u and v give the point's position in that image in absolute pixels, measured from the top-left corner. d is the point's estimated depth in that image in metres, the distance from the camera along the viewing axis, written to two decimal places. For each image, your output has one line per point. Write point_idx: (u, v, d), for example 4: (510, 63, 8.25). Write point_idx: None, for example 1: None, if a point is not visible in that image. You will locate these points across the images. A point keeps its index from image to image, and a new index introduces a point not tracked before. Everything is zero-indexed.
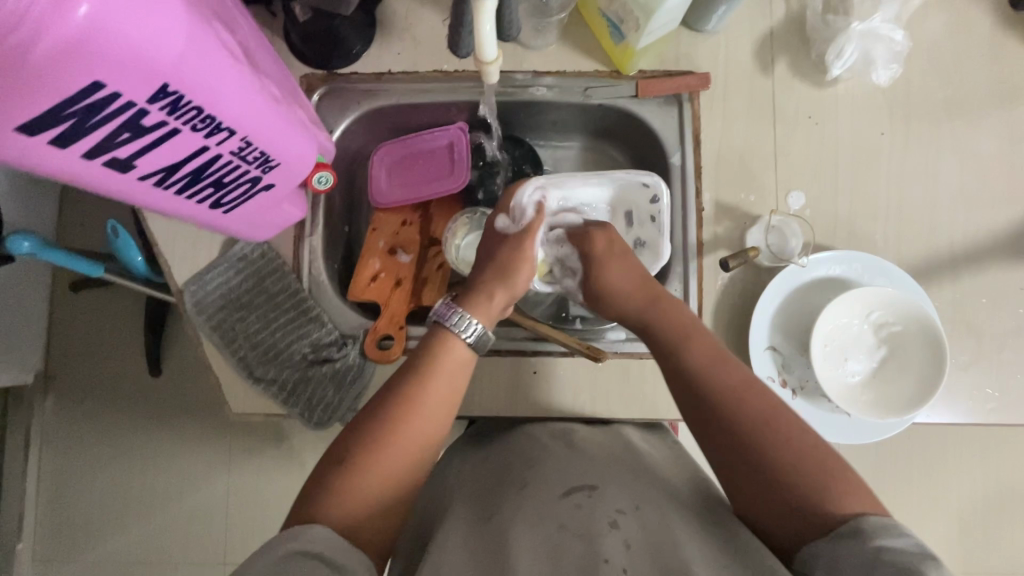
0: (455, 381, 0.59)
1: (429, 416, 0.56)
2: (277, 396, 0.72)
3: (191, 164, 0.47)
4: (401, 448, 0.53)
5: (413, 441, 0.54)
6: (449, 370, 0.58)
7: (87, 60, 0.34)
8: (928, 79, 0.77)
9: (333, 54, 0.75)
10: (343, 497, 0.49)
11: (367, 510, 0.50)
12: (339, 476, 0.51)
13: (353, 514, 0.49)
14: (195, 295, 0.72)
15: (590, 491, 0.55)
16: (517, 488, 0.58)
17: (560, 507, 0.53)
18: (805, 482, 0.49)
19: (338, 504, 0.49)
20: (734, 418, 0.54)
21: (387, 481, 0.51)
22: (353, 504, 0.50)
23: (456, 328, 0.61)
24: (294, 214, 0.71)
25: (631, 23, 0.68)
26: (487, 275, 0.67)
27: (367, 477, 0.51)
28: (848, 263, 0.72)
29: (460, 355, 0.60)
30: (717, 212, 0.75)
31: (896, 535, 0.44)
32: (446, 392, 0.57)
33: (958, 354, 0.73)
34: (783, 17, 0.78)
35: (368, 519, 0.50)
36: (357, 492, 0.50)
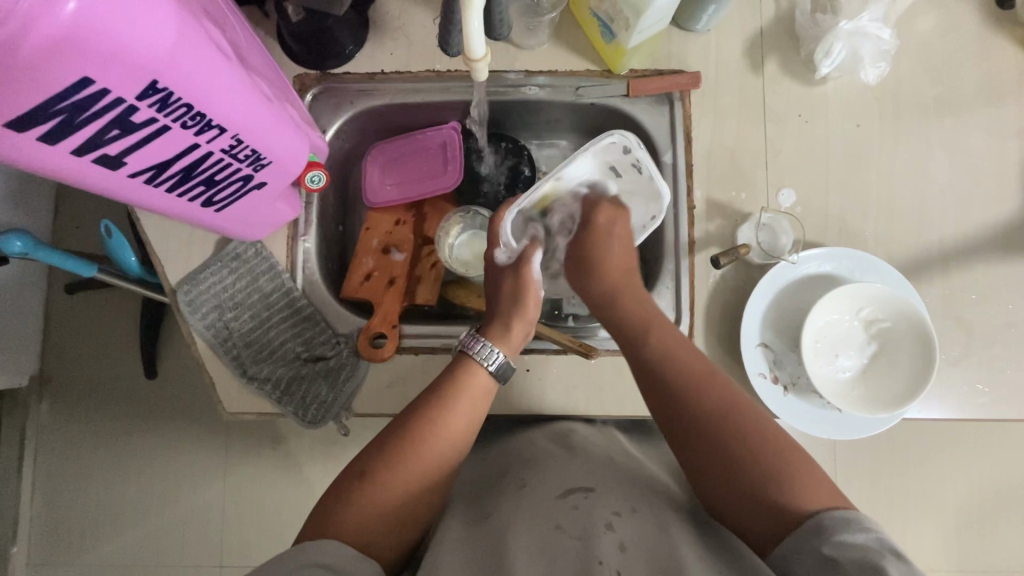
0: (478, 405, 0.61)
1: (450, 436, 0.57)
2: (271, 394, 0.72)
3: (183, 161, 0.48)
4: (422, 468, 0.55)
5: (434, 460, 0.55)
6: (473, 394, 0.60)
7: (74, 56, 0.34)
8: (916, 77, 0.78)
9: (326, 55, 0.76)
10: (362, 513, 0.51)
11: (383, 525, 0.51)
12: (359, 491, 0.52)
13: (365, 526, 0.50)
14: (188, 294, 0.72)
15: (586, 492, 0.55)
16: (514, 489, 0.58)
17: (556, 508, 0.53)
18: (781, 486, 0.49)
19: (353, 518, 0.50)
20: (711, 428, 0.54)
21: (399, 500, 0.52)
22: (372, 522, 0.51)
23: (479, 356, 0.63)
24: (288, 214, 0.71)
25: (621, 22, 0.68)
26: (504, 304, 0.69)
27: (387, 495, 0.52)
28: (838, 260, 0.73)
29: (484, 381, 0.62)
30: (708, 210, 0.75)
31: (857, 530, 0.45)
32: (469, 415, 0.59)
33: (948, 350, 0.74)
34: (772, 17, 0.79)
35: (383, 533, 0.51)
36: (369, 509, 0.51)
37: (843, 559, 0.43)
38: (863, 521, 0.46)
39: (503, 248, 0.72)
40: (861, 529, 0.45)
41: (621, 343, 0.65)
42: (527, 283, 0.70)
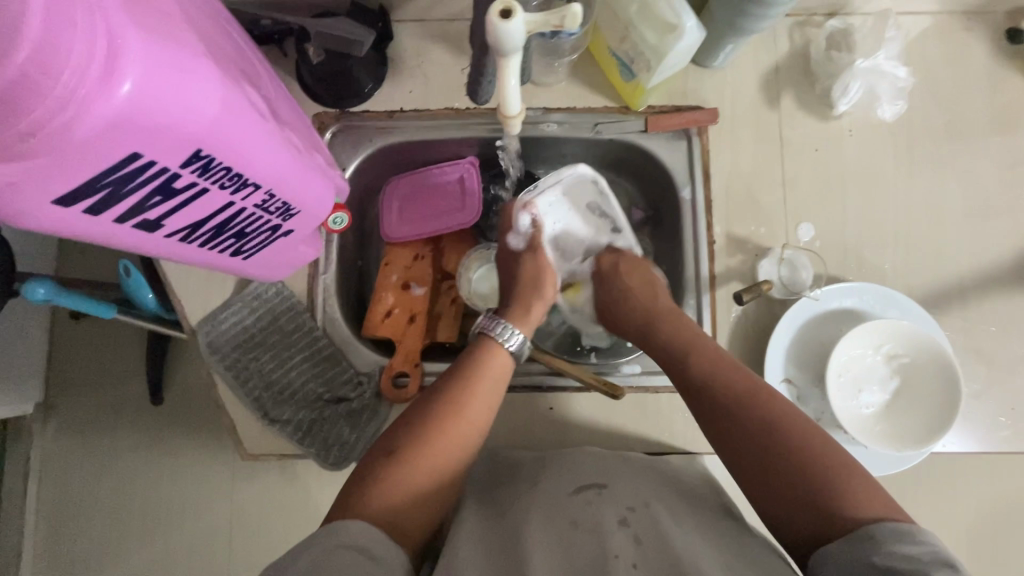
0: (497, 388, 0.63)
1: (473, 421, 0.59)
2: (293, 436, 0.71)
3: (218, 219, 0.48)
4: (449, 451, 0.56)
5: (458, 442, 0.57)
6: (492, 377, 0.63)
7: (127, 134, 0.34)
8: (929, 112, 0.79)
9: (345, 93, 0.76)
10: (389, 496, 0.51)
11: (404, 510, 0.51)
12: (388, 474, 0.53)
13: (391, 509, 0.51)
14: (208, 335, 0.72)
15: (600, 489, 0.57)
16: (527, 487, 0.59)
17: (570, 505, 0.55)
18: (831, 488, 0.49)
19: (382, 500, 0.51)
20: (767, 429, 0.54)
21: (425, 486, 0.53)
22: (399, 506, 0.51)
23: (500, 337, 0.66)
24: (309, 255, 0.71)
25: (641, 63, 0.69)
26: (519, 286, 0.73)
27: (416, 481, 0.53)
28: (860, 296, 0.73)
29: (503, 360, 0.65)
30: (728, 245, 0.76)
31: (913, 543, 0.44)
32: (488, 399, 0.61)
33: (970, 383, 0.74)
34: (787, 52, 0.79)
35: (406, 519, 0.51)
36: (398, 489, 0.52)
37: (894, 567, 0.42)
38: (918, 534, 0.44)
39: (516, 234, 0.76)
40: (918, 542, 0.44)
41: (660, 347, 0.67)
42: (544, 268, 0.74)
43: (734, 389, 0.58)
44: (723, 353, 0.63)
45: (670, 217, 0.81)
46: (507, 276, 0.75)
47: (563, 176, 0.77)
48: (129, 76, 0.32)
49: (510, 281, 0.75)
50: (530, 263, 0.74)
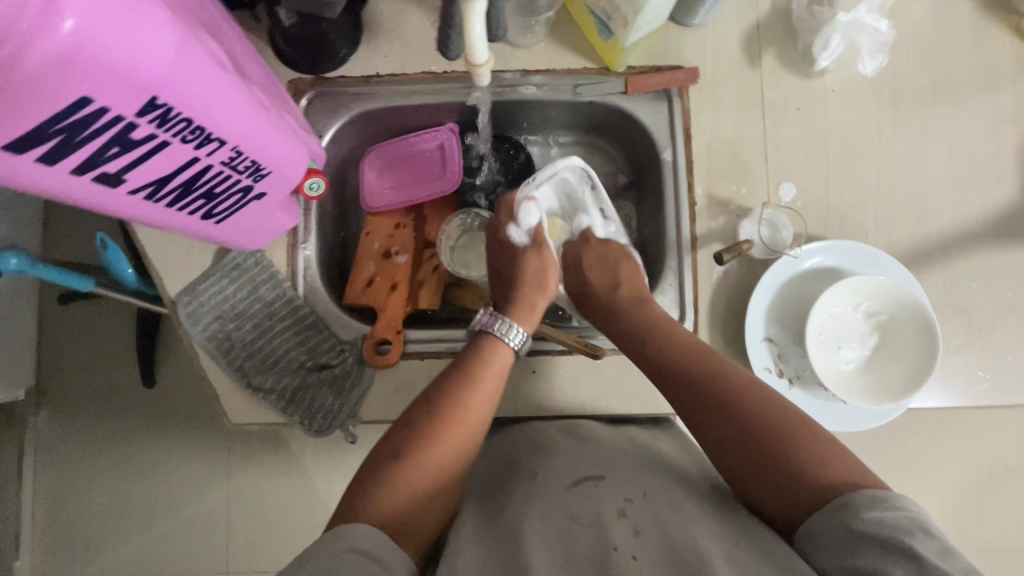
0: (498, 383, 0.63)
1: (475, 418, 0.59)
2: (276, 405, 0.72)
3: (183, 176, 0.47)
4: (451, 449, 0.57)
5: (463, 439, 0.58)
6: (492, 372, 0.63)
7: (74, 75, 0.33)
8: (912, 67, 0.78)
9: (320, 58, 0.75)
10: (396, 496, 0.52)
11: (407, 509, 0.52)
12: (389, 473, 0.53)
13: (393, 508, 0.51)
14: (187, 306, 0.72)
15: (598, 481, 0.56)
16: (526, 478, 0.60)
17: (568, 498, 0.54)
18: (801, 458, 0.51)
19: (386, 502, 0.51)
20: (732, 405, 0.56)
21: (428, 486, 0.54)
22: (403, 507, 0.52)
23: (503, 335, 0.66)
24: (286, 222, 0.70)
25: (619, 19, 0.67)
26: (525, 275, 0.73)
27: (417, 483, 0.53)
28: (840, 254, 0.73)
29: (502, 357, 0.65)
30: (710, 206, 0.75)
31: (887, 508, 0.45)
32: (489, 393, 0.61)
33: (949, 339, 0.74)
34: (767, 9, 0.78)
35: (412, 518, 0.52)
36: (399, 493, 0.52)
37: (868, 535, 0.44)
38: (894, 499, 0.45)
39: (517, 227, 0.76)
40: (892, 508, 0.45)
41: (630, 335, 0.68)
42: (547, 262, 0.74)
43: (700, 373, 0.60)
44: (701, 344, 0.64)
45: (652, 182, 0.81)
46: (507, 270, 0.75)
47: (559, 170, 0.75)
48: (72, 11, 0.31)
49: (511, 275, 0.74)
50: (534, 257, 0.74)
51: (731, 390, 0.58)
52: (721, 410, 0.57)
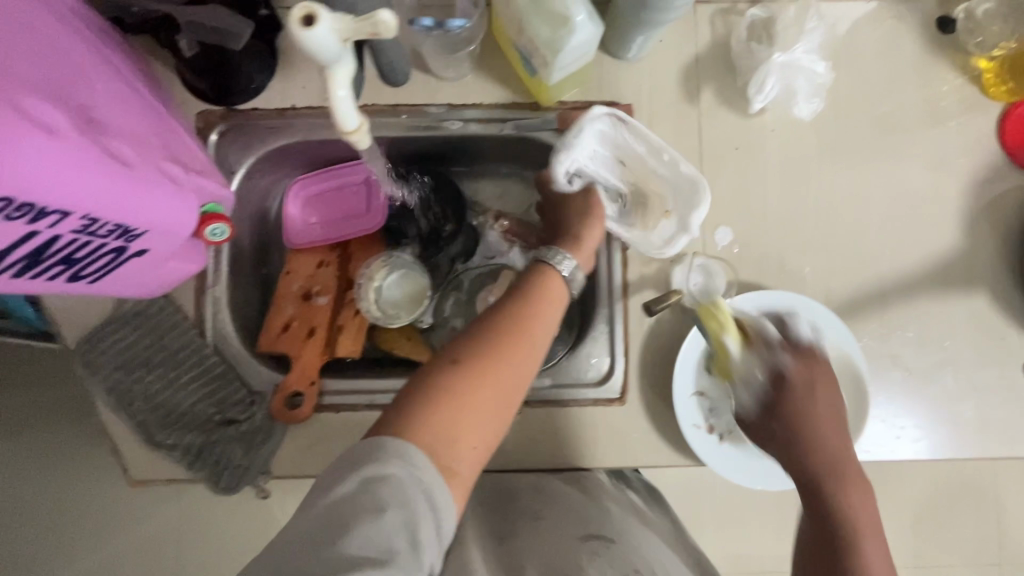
0: (556, 309, 0.56)
1: (536, 339, 0.52)
2: (182, 461, 0.68)
3: (25, 248, 0.43)
4: (511, 369, 0.50)
5: (526, 359, 0.51)
6: (551, 295, 0.56)
7: None
8: (855, 106, 0.75)
9: (229, 90, 0.70)
10: (446, 419, 0.45)
11: (457, 432, 0.45)
12: (442, 383, 0.47)
13: (439, 429, 0.44)
14: (86, 357, 0.68)
15: (607, 543, 0.55)
16: (529, 519, 0.59)
17: (576, 550, 0.53)
18: None
19: (436, 417, 0.45)
20: (840, 522, 0.48)
21: (483, 405, 0.47)
22: (450, 430, 0.45)
23: (554, 263, 0.59)
24: (191, 269, 0.66)
25: (539, 59, 0.62)
26: (571, 222, 0.68)
27: (468, 401, 0.46)
28: (778, 305, 0.69)
29: (555, 284, 0.57)
30: (644, 250, 0.72)
31: None
32: (550, 315, 0.55)
33: (886, 390, 0.72)
34: (708, 42, 0.74)
35: (461, 440, 0.45)
36: (450, 411, 0.45)
37: None
38: None
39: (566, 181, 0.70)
40: None
41: (756, 399, 0.55)
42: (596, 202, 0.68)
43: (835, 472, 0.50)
44: (839, 419, 0.52)
45: None
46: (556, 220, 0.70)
47: (587, 127, 0.68)
48: None
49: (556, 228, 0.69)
50: (586, 195, 0.69)
51: (863, 510, 0.48)
52: (838, 524, 0.48)
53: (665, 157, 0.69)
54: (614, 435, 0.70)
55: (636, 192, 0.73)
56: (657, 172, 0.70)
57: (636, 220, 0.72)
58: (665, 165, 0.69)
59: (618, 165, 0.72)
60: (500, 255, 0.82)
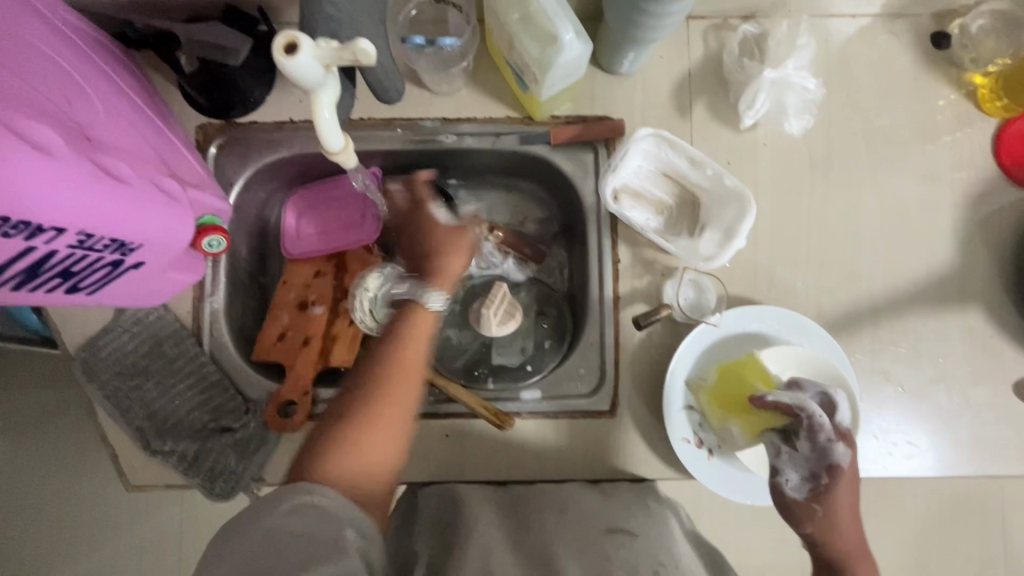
0: (425, 345, 0.60)
1: (404, 372, 0.57)
2: (178, 466, 0.69)
3: (24, 262, 0.44)
4: (389, 404, 0.55)
5: (402, 394, 0.56)
6: (417, 333, 0.60)
7: None
8: (847, 122, 0.75)
9: (227, 103, 0.72)
10: (350, 460, 0.52)
11: (361, 471, 0.52)
12: (338, 432, 0.53)
13: (353, 470, 0.51)
14: (85, 363, 0.70)
15: (632, 537, 0.57)
16: (555, 513, 0.61)
17: (602, 543, 0.56)
18: None
19: (342, 461, 0.51)
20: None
21: (364, 444, 0.53)
22: (357, 471, 0.52)
23: (421, 299, 0.62)
24: (187, 279, 0.67)
25: (530, 75, 0.64)
26: (441, 250, 0.68)
27: (360, 443, 0.53)
28: (765, 320, 0.70)
29: (426, 318, 0.62)
30: (634, 264, 0.73)
31: None
32: (420, 350, 0.59)
33: (879, 406, 0.72)
34: (701, 57, 0.75)
35: (359, 481, 0.51)
36: (342, 454, 0.52)
37: None
38: None
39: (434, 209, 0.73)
40: None
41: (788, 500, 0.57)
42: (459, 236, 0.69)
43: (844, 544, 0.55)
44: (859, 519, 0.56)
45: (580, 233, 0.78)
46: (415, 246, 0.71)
47: (636, 143, 0.70)
48: None
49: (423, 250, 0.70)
50: (442, 231, 0.70)
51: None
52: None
53: (707, 171, 0.70)
54: (602, 447, 0.71)
55: (682, 207, 0.74)
56: (704, 186, 0.72)
57: (685, 234, 0.73)
58: (707, 180, 0.71)
59: (663, 181, 0.73)
60: (494, 266, 0.83)
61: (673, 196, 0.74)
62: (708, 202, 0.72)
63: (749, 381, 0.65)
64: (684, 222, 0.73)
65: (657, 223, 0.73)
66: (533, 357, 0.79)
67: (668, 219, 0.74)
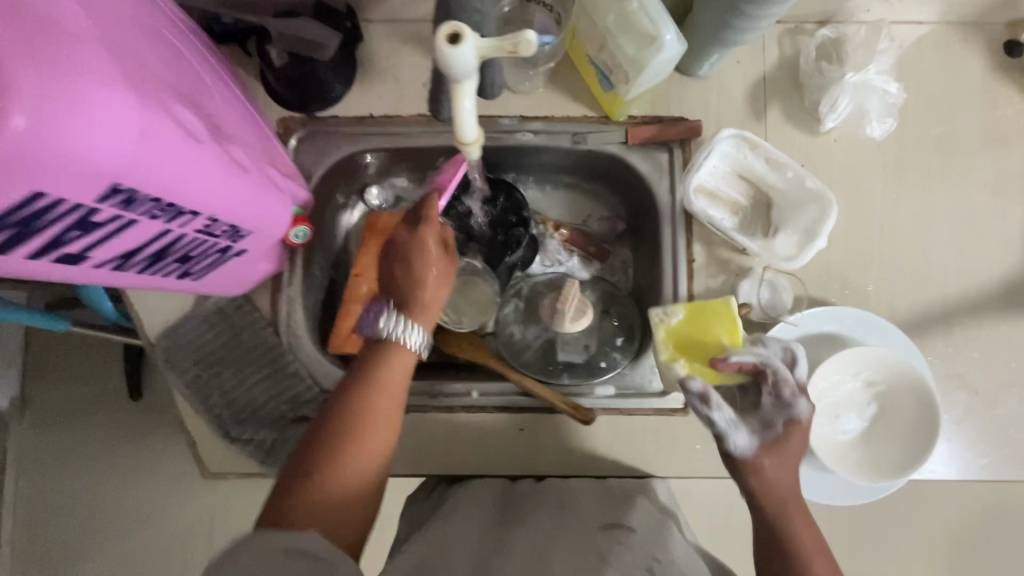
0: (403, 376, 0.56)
1: (381, 411, 0.54)
2: (255, 455, 0.70)
3: (155, 245, 0.45)
4: (365, 445, 0.52)
5: (374, 433, 0.53)
6: (393, 366, 0.56)
7: (24, 176, 0.32)
8: (920, 127, 0.76)
9: (311, 97, 0.73)
10: (320, 503, 0.49)
11: (337, 513, 0.50)
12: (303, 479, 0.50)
13: (321, 512, 0.49)
14: (167, 350, 0.71)
15: (626, 531, 0.55)
16: (554, 510, 0.61)
17: (598, 537, 0.55)
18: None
19: (311, 505, 0.49)
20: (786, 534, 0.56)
21: (339, 487, 0.50)
22: (329, 513, 0.49)
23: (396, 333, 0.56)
24: (268, 268, 0.68)
25: (620, 74, 0.65)
26: (404, 280, 0.58)
27: (337, 481, 0.50)
28: (840, 320, 0.70)
29: (402, 354, 0.57)
30: (709, 263, 0.73)
31: None
32: (395, 383, 0.56)
33: (950, 409, 0.72)
34: (776, 62, 0.76)
35: (334, 519, 0.50)
36: (312, 501, 0.49)
37: None
38: None
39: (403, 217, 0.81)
40: None
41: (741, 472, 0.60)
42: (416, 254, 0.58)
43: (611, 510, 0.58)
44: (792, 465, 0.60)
45: (649, 232, 0.79)
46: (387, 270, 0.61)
47: (715, 146, 0.72)
48: (20, 110, 0.30)
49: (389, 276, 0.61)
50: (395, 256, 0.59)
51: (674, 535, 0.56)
52: None
53: (788, 173, 0.71)
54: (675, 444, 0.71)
55: (757, 207, 0.74)
56: (781, 187, 0.73)
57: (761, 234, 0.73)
58: (786, 181, 0.72)
59: (739, 182, 0.74)
60: (559, 263, 0.86)
61: (748, 196, 0.74)
62: (781, 202, 0.73)
63: (712, 329, 0.65)
64: (758, 221, 0.74)
65: (733, 223, 0.73)
66: (601, 351, 0.76)
67: (744, 218, 0.74)
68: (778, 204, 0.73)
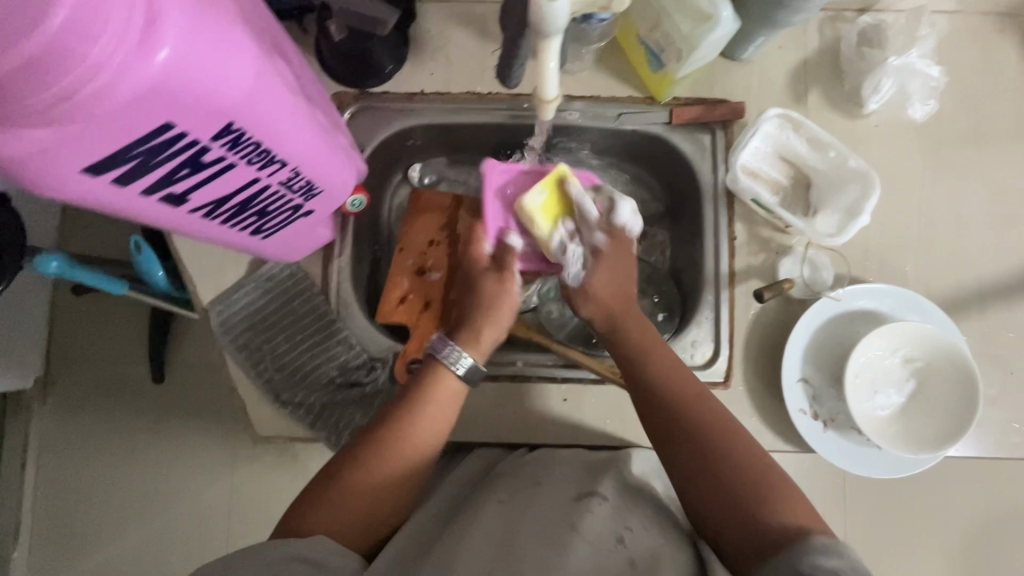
0: (448, 408, 0.59)
1: (419, 438, 0.56)
2: (305, 419, 0.71)
3: (243, 194, 0.48)
4: (395, 459, 0.54)
5: (411, 455, 0.55)
6: (440, 398, 0.58)
7: (159, 107, 0.35)
8: (957, 114, 0.78)
9: (365, 73, 0.75)
10: (341, 510, 0.51)
11: (354, 523, 0.52)
12: (335, 485, 0.52)
13: (343, 521, 0.51)
14: (219, 315, 0.73)
15: (600, 501, 0.54)
16: (529, 485, 0.58)
17: (571, 510, 0.53)
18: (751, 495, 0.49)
19: (332, 515, 0.51)
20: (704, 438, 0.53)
21: (367, 499, 0.52)
22: (347, 521, 0.51)
23: (449, 360, 0.60)
24: (325, 237, 0.71)
25: (671, 53, 0.68)
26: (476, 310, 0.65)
27: (359, 495, 0.52)
28: (880, 299, 0.72)
29: (450, 382, 0.59)
30: (749, 241, 0.75)
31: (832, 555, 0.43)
32: (437, 419, 0.57)
33: (986, 389, 0.74)
34: (817, 48, 0.78)
35: (350, 526, 0.51)
36: (336, 506, 0.51)
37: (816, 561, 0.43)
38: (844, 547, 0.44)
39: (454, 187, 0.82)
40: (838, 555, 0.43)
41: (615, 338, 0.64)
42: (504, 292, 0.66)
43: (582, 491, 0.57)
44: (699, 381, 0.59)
45: (690, 212, 0.80)
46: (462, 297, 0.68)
47: (761, 125, 0.74)
48: (166, 44, 0.33)
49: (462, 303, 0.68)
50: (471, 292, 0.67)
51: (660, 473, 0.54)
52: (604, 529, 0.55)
53: (830, 154, 0.74)
54: None
55: (798, 188, 0.76)
56: (824, 168, 0.75)
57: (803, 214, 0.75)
58: (830, 161, 0.74)
59: (781, 163, 0.76)
60: None
61: (789, 178, 0.76)
62: (823, 185, 0.75)
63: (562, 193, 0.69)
64: (799, 202, 0.76)
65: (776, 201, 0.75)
66: None
67: (785, 198, 0.76)
68: (820, 185, 0.75)
